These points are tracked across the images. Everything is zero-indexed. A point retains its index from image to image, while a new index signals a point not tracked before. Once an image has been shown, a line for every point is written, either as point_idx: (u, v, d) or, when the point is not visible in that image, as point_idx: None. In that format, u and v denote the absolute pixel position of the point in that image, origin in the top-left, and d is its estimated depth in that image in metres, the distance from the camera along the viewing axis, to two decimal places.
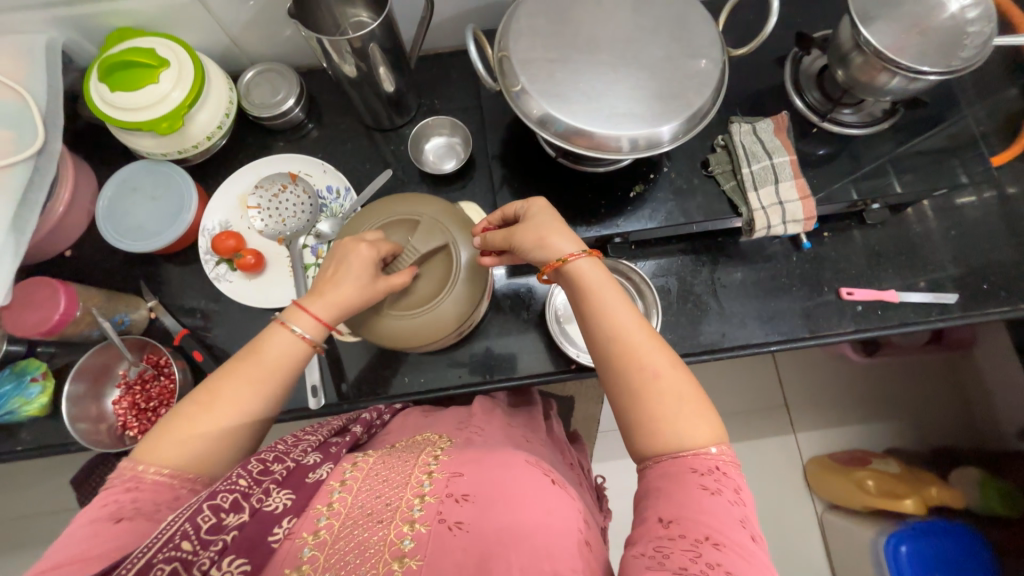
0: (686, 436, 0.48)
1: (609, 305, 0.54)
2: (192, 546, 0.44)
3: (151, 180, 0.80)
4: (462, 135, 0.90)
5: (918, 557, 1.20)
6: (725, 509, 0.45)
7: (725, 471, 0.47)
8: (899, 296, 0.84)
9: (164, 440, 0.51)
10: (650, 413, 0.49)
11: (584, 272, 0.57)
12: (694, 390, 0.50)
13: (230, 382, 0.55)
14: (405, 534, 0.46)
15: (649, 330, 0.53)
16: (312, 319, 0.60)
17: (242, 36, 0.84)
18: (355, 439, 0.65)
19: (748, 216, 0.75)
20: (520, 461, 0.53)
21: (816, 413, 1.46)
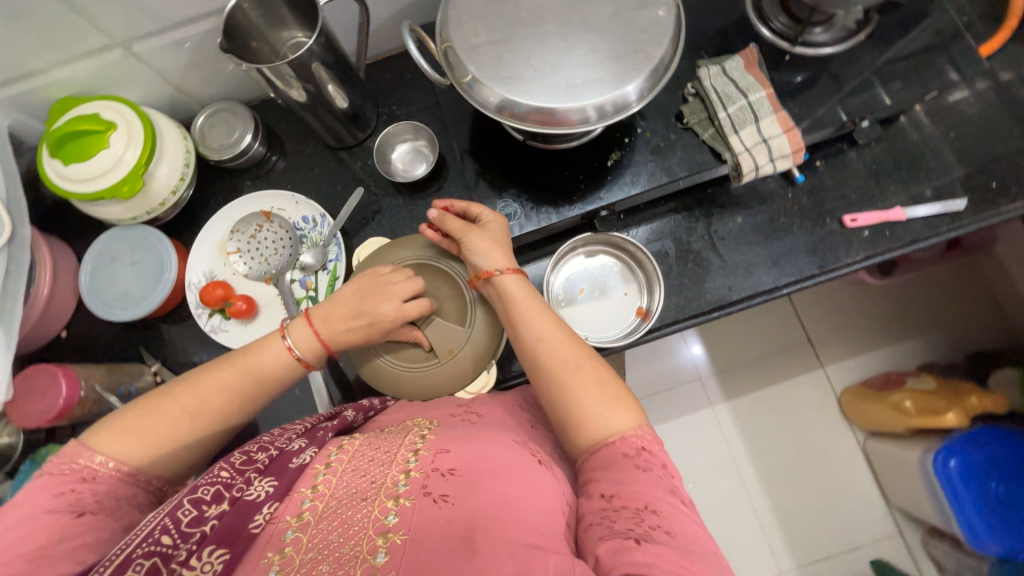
0: (607, 422, 0.53)
1: (528, 317, 0.61)
2: (172, 540, 0.47)
3: (126, 246, 0.80)
4: (427, 137, 0.86)
5: (969, 470, 1.13)
6: (656, 481, 0.49)
7: (650, 449, 0.52)
8: (906, 212, 0.78)
9: (136, 436, 0.56)
10: (576, 404, 0.55)
11: (508, 286, 0.64)
12: (613, 380, 0.56)
13: (209, 384, 0.60)
14: (390, 509, 0.47)
15: (568, 333, 0.60)
16: (308, 334, 0.65)
17: (185, 81, 0.82)
18: (349, 422, 0.65)
19: (733, 161, 0.70)
20: (505, 443, 0.55)
21: (841, 342, 1.49)
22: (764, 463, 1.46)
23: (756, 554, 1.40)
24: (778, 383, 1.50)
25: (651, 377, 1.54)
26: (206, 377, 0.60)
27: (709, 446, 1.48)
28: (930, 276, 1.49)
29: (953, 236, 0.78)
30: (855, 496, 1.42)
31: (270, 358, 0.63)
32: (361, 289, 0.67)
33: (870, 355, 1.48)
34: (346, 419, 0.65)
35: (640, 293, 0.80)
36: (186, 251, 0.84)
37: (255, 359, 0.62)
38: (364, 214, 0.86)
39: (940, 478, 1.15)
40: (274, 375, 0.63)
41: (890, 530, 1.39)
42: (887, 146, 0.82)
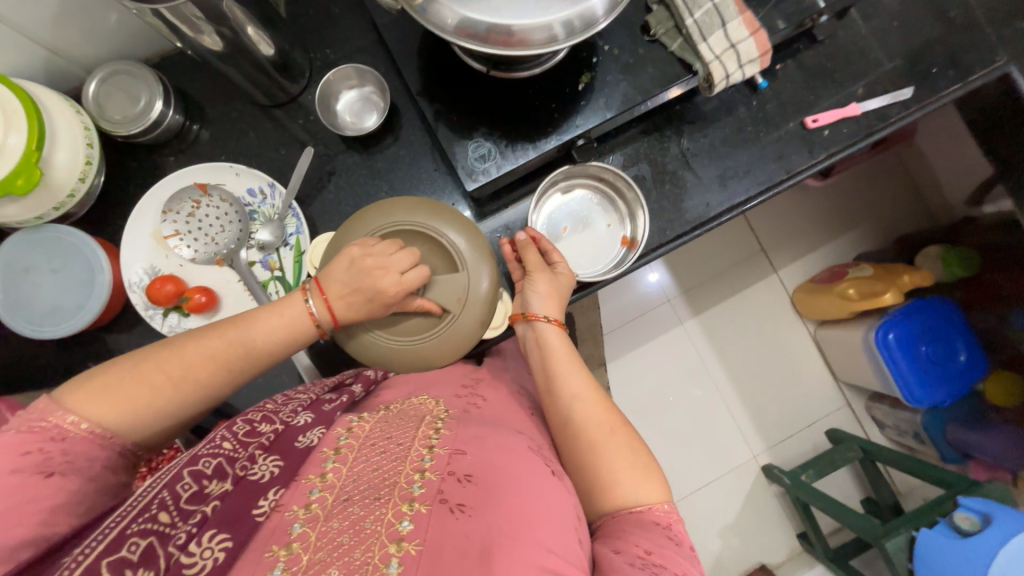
0: (640, 491, 0.57)
1: (563, 372, 0.64)
2: (170, 518, 0.45)
3: (40, 253, 0.68)
4: (374, 81, 0.77)
5: (903, 339, 1.29)
6: (685, 555, 0.53)
7: (675, 524, 0.56)
8: (860, 107, 0.81)
9: (114, 398, 0.53)
10: (609, 467, 0.58)
11: (547, 337, 0.67)
12: (643, 452, 0.60)
13: (195, 355, 0.56)
14: (404, 515, 0.46)
15: (601, 396, 0.63)
16: (325, 301, 0.62)
17: (60, 39, 0.67)
18: (355, 398, 0.64)
19: (704, 71, 0.68)
20: (520, 448, 0.55)
21: (790, 246, 1.60)
22: (734, 366, 1.59)
23: (734, 444, 1.56)
24: (739, 292, 1.60)
25: (625, 306, 1.59)
26: (195, 346, 0.56)
27: (685, 360, 1.58)
28: (865, 172, 1.60)
29: (903, 125, 0.81)
30: (811, 380, 1.60)
31: (265, 331, 0.60)
32: (354, 261, 0.62)
33: (817, 253, 1.60)
34: (354, 394, 0.63)
35: (622, 224, 0.80)
36: (115, 248, 0.73)
37: (248, 331, 0.59)
38: (318, 177, 0.78)
39: (881, 349, 1.30)
40: (268, 350, 0.60)
41: (841, 403, 1.59)
42: (837, 43, 0.83)
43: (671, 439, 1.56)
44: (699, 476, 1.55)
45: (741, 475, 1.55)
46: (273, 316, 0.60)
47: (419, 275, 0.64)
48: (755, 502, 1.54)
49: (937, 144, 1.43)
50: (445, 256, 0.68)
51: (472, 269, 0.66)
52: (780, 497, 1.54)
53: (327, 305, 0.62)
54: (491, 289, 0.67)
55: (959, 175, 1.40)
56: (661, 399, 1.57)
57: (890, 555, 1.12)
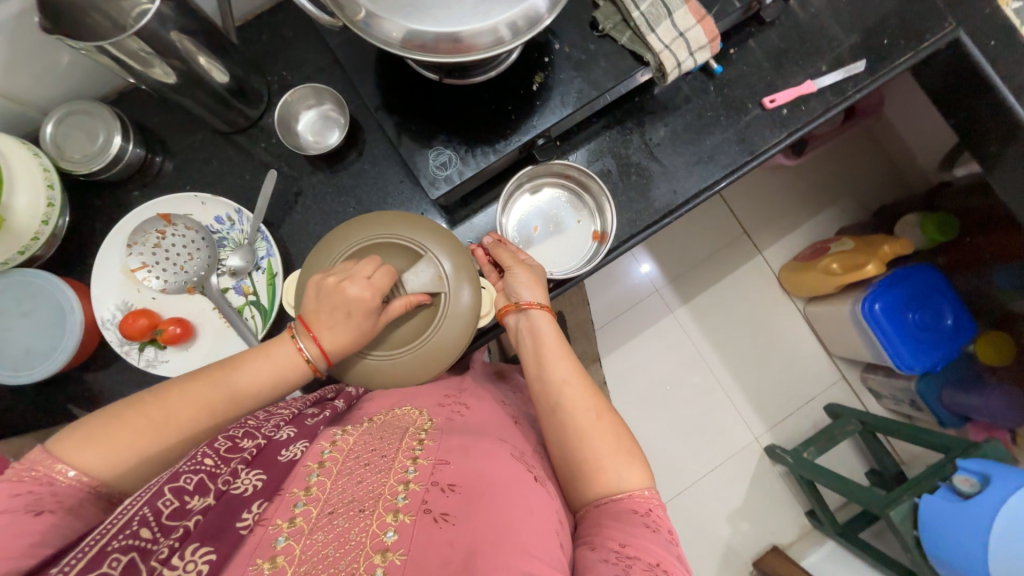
0: (626, 480, 0.57)
1: (552, 359, 0.65)
2: (152, 534, 0.44)
3: (8, 298, 0.67)
4: (332, 99, 0.78)
5: (890, 308, 1.30)
6: (666, 544, 0.53)
7: (657, 513, 0.56)
8: (815, 84, 0.82)
9: (98, 442, 0.53)
10: (595, 454, 0.59)
11: (538, 323, 0.67)
12: (630, 443, 0.61)
13: (182, 399, 0.57)
14: (389, 525, 0.46)
15: (591, 386, 0.64)
16: (314, 342, 0.62)
17: (13, 84, 0.67)
18: (338, 411, 0.63)
19: (656, 62, 0.69)
20: (504, 453, 0.56)
21: (771, 227, 1.61)
22: (726, 350, 1.60)
23: (735, 428, 1.56)
24: (726, 277, 1.61)
25: (614, 301, 1.60)
26: (183, 389, 0.57)
27: (678, 349, 1.59)
28: (838, 148, 1.61)
29: (859, 98, 0.82)
30: (804, 357, 1.60)
31: (251, 376, 0.60)
32: (310, 287, 0.64)
33: (798, 231, 1.61)
34: (337, 407, 0.62)
35: (592, 218, 0.80)
36: (85, 287, 0.73)
37: (236, 373, 0.60)
38: (286, 199, 0.78)
39: (869, 320, 1.31)
40: (255, 392, 0.60)
41: (836, 377, 1.59)
42: (789, 22, 0.84)
43: (672, 428, 1.56)
44: (702, 463, 1.55)
45: (745, 458, 1.55)
46: (259, 357, 0.61)
47: (386, 272, 0.65)
48: (761, 484, 1.54)
49: (905, 114, 1.45)
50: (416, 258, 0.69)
51: (446, 275, 0.67)
52: (785, 476, 1.55)
53: (310, 337, 0.62)
54: (469, 271, 0.68)
55: (930, 142, 1.41)
56: (658, 390, 1.57)
57: (896, 524, 1.11)
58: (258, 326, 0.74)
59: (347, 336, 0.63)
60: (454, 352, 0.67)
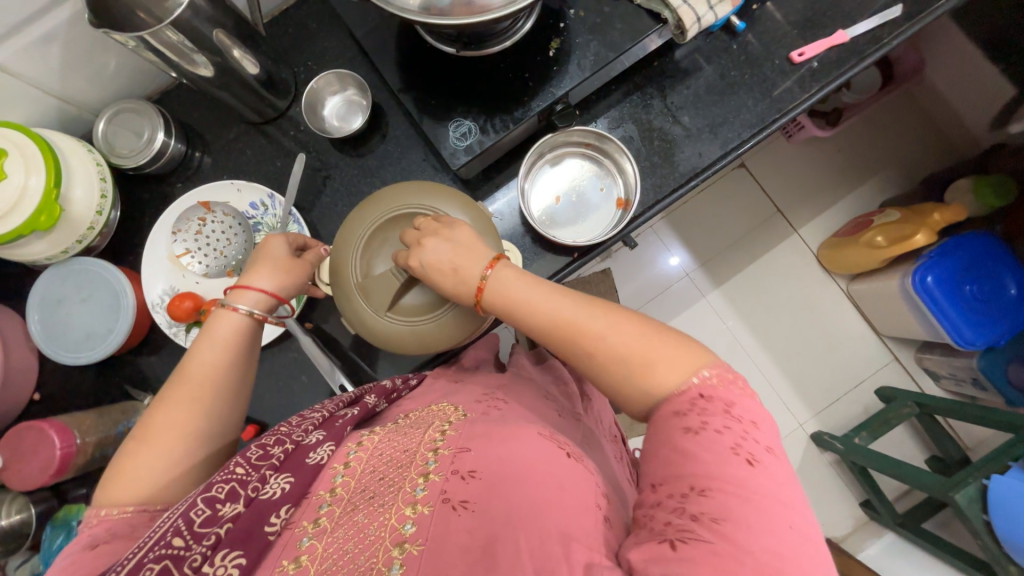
0: (660, 380, 0.51)
1: (525, 293, 0.58)
2: (186, 542, 0.45)
3: (70, 285, 0.73)
4: (356, 83, 0.80)
5: (944, 279, 1.21)
6: (711, 442, 0.46)
7: (710, 397, 0.49)
8: (847, 34, 0.78)
9: (121, 481, 0.51)
10: (625, 387, 0.53)
11: (501, 280, 0.59)
12: (641, 336, 0.53)
13: (163, 407, 0.54)
14: (407, 518, 0.46)
15: (570, 297, 0.57)
16: (251, 294, 0.61)
17: (69, 86, 0.73)
18: (370, 408, 0.63)
19: (674, 18, 0.67)
20: (530, 434, 0.53)
21: (808, 202, 1.54)
22: (764, 333, 1.53)
23: (778, 414, 1.49)
24: (760, 257, 1.55)
25: (641, 286, 1.56)
26: (159, 403, 0.55)
27: (714, 334, 1.53)
28: (877, 117, 1.52)
29: (897, 44, 0.78)
30: (851, 338, 1.52)
31: (205, 360, 0.57)
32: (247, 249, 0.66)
33: (837, 205, 1.53)
34: (368, 406, 0.62)
35: (615, 183, 0.80)
36: (137, 274, 0.78)
37: (189, 360, 0.57)
38: (314, 183, 0.81)
39: (920, 294, 1.22)
40: (212, 370, 0.56)
41: (887, 358, 1.50)
42: None
43: None
44: None
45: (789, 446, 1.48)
46: (203, 341, 0.58)
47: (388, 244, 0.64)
48: (808, 473, 1.46)
49: (952, 72, 1.35)
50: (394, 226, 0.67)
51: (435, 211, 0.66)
52: (835, 464, 1.46)
53: (242, 288, 0.61)
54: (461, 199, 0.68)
55: (983, 100, 1.32)
56: None
57: (963, 509, 1.02)
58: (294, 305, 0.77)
59: (284, 273, 0.65)
60: None
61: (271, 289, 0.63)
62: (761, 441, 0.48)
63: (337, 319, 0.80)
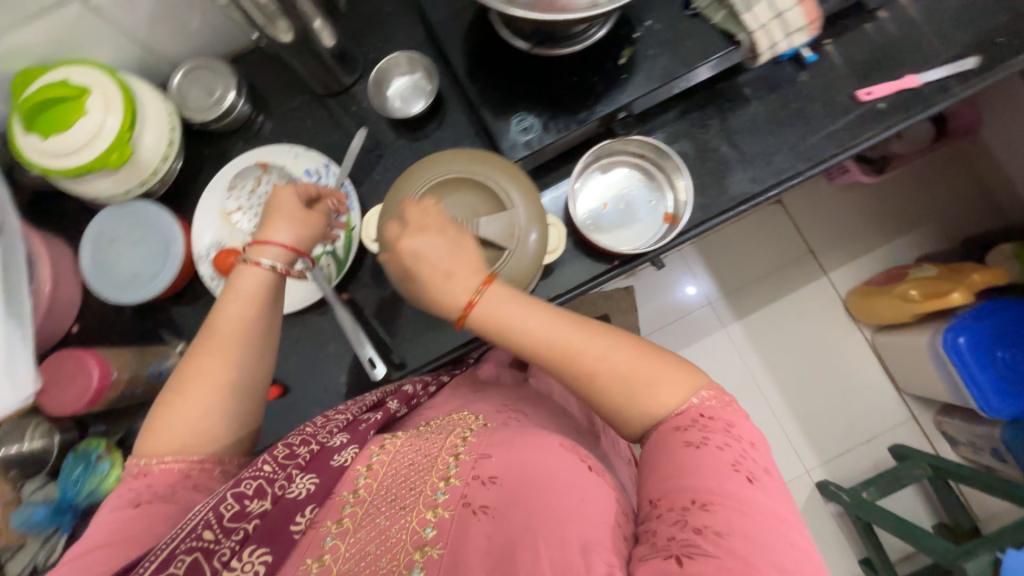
0: (660, 398, 0.51)
1: (520, 315, 0.54)
2: (215, 535, 0.47)
3: (125, 225, 0.75)
4: (423, 69, 0.82)
5: (977, 342, 1.18)
6: (714, 457, 0.47)
7: (709, 417, 0.50)
8: (917, 79, 0.78)
9: (160, 429, 0.54)
10: (621, 406, 0.52)
11: (494, 304, 0.55)
12: (640, 356, 0.53)
13: (196, 359, 0.56)
14: (428, 522, 0.47)
15: (564, 320, 0.54)
16: (271, 250, 0.60)
17: (153, 38, 0.76)
18: (391, 415, 0.66)
19: (749, 41, 0.68)
20: (553, 445, 0.52)
21: (843, 247, 1.52)
22: (781, 372, 1.50)
23: (785, 457, 1.46)
24: (786, 295, 1.53)
25: (663, 308, 1.55)
26: (192, 356, 0.56)
27: (730, 367, 1.51)
28: (924, 170, 1.51)
29: (967, 95, 0.77)
30: (870, 390, 1.48)
31: (234, 312, 0.57)
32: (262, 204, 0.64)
33: (873, 254, 1.50)
34: (389, 412, 0.65)
35: (664, 198, 0.80)
36: (187, 224, 0.80)
37: (217, 314, 0.57)
38: (368, 159, 0.83)
39: (950, 354, 1.19)
40: (242, 322, 0.57)
41: (905, 416, 1.46)
42: (896, 13, 0.80)
43: None
44: None
45: (793, 491, 1.44)
46: (229, 295, 0.58)
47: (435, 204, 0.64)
48: (809, 521, 1.43)
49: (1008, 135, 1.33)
50: (438, 193, 0.66)
51: (487, 176, 0.65)
52: (838, 517, 1.43)
53: (262, 242, 0.60)
54: (501, 160, 0.66)
55: None
56: None
57: None
58: (332, 274, 0.79)
59: (302, 226, 0.62)
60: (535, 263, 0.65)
61: (289, 242, 0.61)
62: (758, 460, 0.49)
63: (371, 295, 0.82)
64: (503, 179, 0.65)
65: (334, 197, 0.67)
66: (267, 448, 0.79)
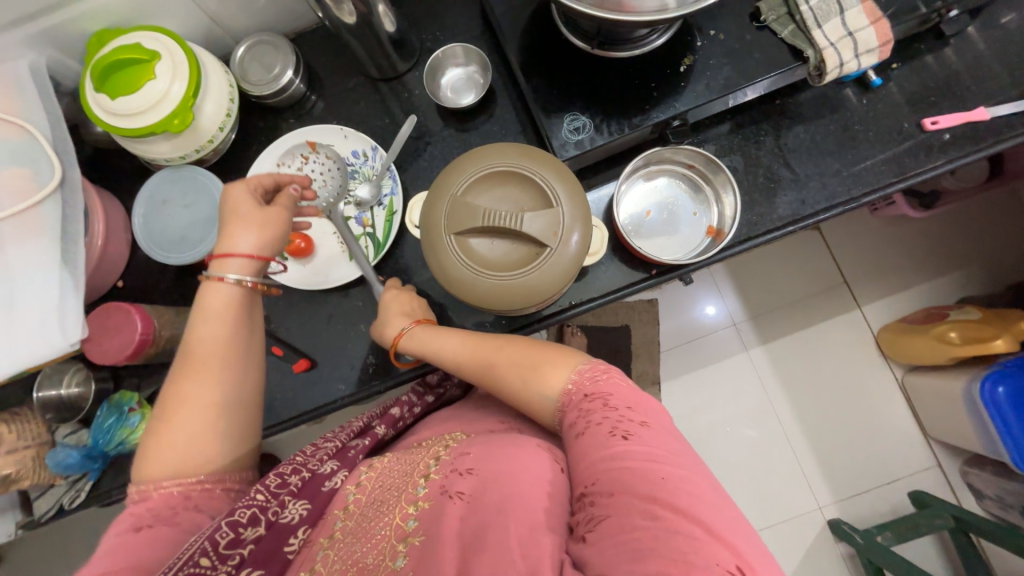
0: (546, 385, 0.56)
1: (436, 342, 0.67)
2: (211, 562, 0.47)
3: (178, 188, 0.78)
4: (478, 61, 0.83)
5: (1016, 393, 1.13)
6: (594, 434, 0.50)
7: (589, 391, 0.53)
8: (989, 112, 0.74)
9: (154, 458, 0.55)
10: (522, 397, 0.58)
11: (415, 337, 0.68)
12: (525, 352, 0.60)
13: (181, 385, 0.57)
14: (410, 515, 0.50)
15: (467, 339, 0.66)
16: (233, 263, 0.61)
17: (222, 11, 0.78)
18: (377, 440, 0.69)
19: (817, 58, 0.67)
20: (530, 445, 0.53)
21: (881, 281, 1.47)
22: (803, 403, 1.46)
23: (798, 491, 1.42)
24: (816, 324, 1.48)
25: (686, 325, 1.52)
26: (173, 384, 0.58)
27: (749, 392, 1.47)
28: (977, 209, 1.44)
29: None
30: (896, 431, 1.43)
31: (206, 332, 0.59)
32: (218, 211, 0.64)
33: (913, 291, 1.45)
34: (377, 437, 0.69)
35: (708, 212, 0.79)
36: None
37: (192, 339, 0.59)
38: (414, 146, 0.83)
39: (986, 404, 1.14)
40: (215, 342, 0.59)
41: (930, 462, 1.40)
42: (972, 42, 0.77)
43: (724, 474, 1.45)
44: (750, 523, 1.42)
45: (804, 527, 1.40)
46: (200, 316, 0.60)
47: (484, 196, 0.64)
48: (816, 560, 1.39)
49: None
50: (486, 184, 0.66)
51: (535, 173, 0.65)
52: (848, 558, 1.38)
53: (223, 257, 0.61)
54: (554, 161, 0.66)
55: None
56: (717, 430, 1.47)
57: None
58: (370, 256, 0.80)
59: (260, 230, 0.62)
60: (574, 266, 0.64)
61: (250, 251, 0.61)
62: (638, 417, 0.50)
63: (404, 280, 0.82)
64: (553, 176, 0.64)
65: (293, 181, 0.67)
66: (289, 420, 0.80)
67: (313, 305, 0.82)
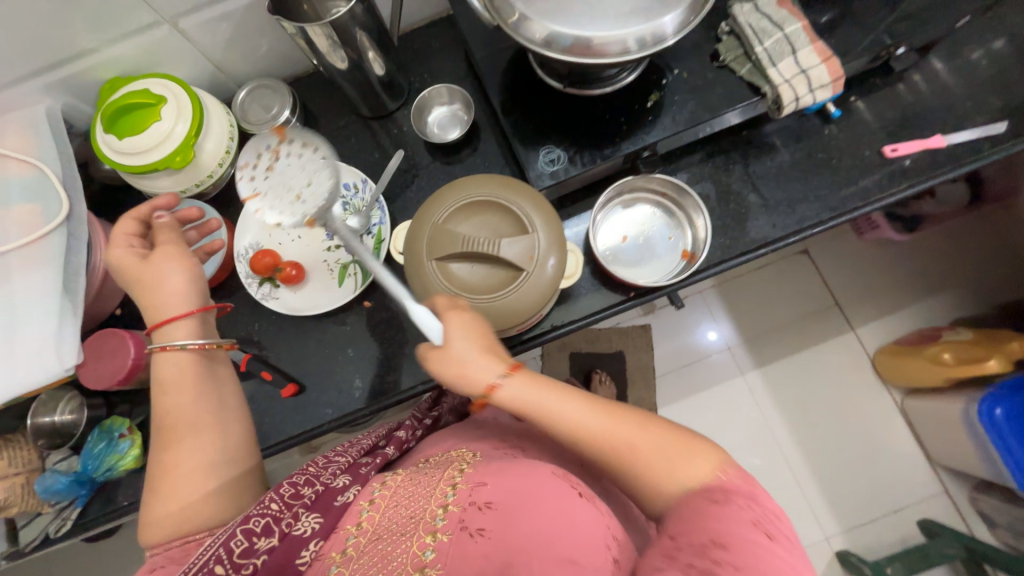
0: (688, 473, 0.51)
1: (552, 402, 0.57)
2: (225, 570, 0.49)
3: None
4: (462, 99, 0.88)
5: (1015, 414, 1.10)
6: (732, 515, 0.46)
7: (736, 486, 0.50)
8: (945, 139, 0.78)
9: (156, 525, 0.55)
10: (651, 480, 0.52)
11: (514, 391, 0.57)
12: (670, 436, 0.54)
13: (166, 455, 0.59)
14: (427, 546, 0.48)
15: (591, 402, 0.57)
16: (165, 330, 0.64)
17: (226, 58, 0.85)
18: (388, 459, 0.68)
19: (773, 93, 0.71)
20: (545, 472, 0.52)
21: (870, 302, 1.48)
22: (800, 427, 1.44)
23: (800, 519, 1.38)
24: (808, 346, 1.48)
25: (678, 349, 1.52)
26: (159, 452, 0.59)
27: (745, 416, 1.46)
28: (959, 231, 1.47)
29: (998, 159, 0.77)
30: (897, 455, 1.40)
31: (171, 402, 0.61)
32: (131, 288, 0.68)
33: (902, 312, 1.46)
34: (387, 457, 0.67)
35: (683, 236, 0.82)
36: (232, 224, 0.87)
37: (163, 409, 0.61)
38: (403, 178, 0.88)
39: (985, 426, 1.12)
40: (181, 409, 0.61)
41: (934, 488, 1.37)
42: (924, 76, 0.82)
43: None
44: None
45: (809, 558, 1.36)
46: (163, 389, 0.62)
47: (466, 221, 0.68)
48: None
49: None
50: (465, 213, 0.69)
51: (512, 202, 0.68)
52: None
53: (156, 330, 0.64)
54: (530, 191, 0.70)
55: None
56: None
57: None
58: (359, 282, 0.83)
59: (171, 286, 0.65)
60: (552, 288, 0.67)
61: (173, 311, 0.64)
62: (782, 526, 0.48)
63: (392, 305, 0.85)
64: (530, 202, 0.68)
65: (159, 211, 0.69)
66: (278, 444, 0.81)
67: (303, 330, 0.84)
